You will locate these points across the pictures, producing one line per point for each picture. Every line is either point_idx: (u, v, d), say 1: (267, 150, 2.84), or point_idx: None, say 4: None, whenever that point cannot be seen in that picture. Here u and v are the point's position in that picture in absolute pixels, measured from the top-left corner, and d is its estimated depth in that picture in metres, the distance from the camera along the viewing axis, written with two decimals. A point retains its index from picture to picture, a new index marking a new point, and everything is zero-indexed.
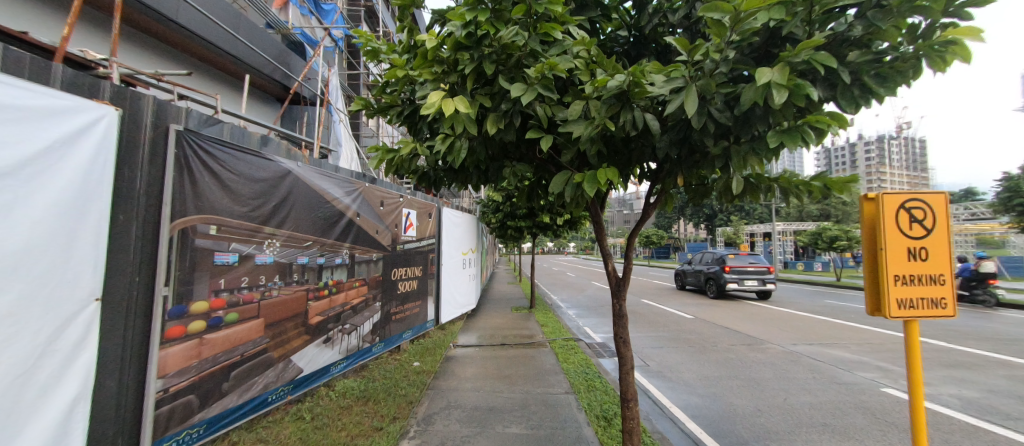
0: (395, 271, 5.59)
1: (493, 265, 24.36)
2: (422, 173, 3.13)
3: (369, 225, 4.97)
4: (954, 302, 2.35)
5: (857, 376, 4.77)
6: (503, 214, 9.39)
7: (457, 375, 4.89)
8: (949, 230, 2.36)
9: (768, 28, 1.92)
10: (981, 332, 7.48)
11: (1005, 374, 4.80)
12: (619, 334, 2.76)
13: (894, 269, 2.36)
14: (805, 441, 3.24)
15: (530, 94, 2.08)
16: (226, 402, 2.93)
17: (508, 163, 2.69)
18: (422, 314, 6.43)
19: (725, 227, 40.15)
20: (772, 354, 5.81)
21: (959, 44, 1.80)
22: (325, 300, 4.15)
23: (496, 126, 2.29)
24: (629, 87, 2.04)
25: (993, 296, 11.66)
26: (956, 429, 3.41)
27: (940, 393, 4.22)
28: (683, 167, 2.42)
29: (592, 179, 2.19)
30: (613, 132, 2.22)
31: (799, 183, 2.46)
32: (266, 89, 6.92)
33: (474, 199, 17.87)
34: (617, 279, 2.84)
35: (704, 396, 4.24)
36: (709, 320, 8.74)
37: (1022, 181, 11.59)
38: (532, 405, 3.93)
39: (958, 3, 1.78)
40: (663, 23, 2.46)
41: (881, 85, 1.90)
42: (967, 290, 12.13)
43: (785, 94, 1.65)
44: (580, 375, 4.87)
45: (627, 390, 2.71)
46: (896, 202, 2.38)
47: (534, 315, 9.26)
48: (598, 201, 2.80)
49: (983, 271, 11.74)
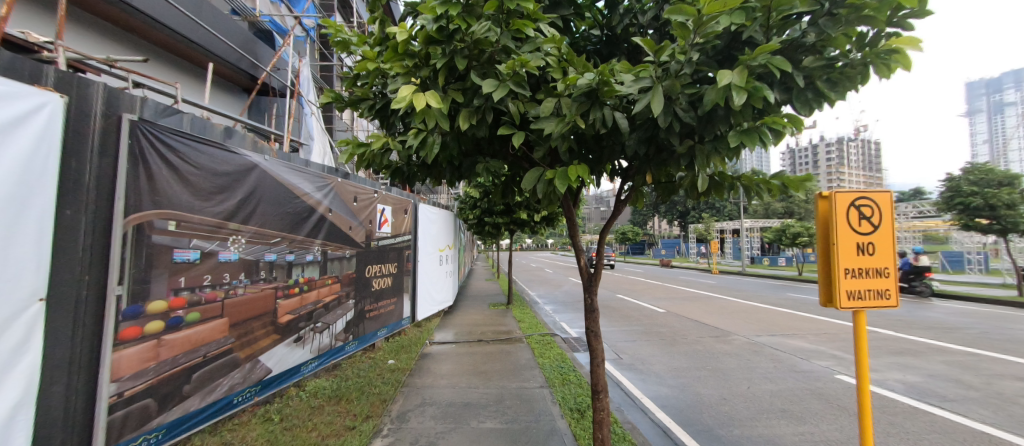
0: (369, 268, 5.49)
1: (471, 261, 24.36)
2: (395, 169, 3.08)
3: (342, 221, 4.86)
4: (897, 293, 2.54)
5: (814, 364, 5.05)
6: (480, 210, 9.36)
7: (433, 372, 4.87)
8: (893, 227, 2.55)
9: (730, 32, 2.00)
10: (923, 321, 8.07)
11: (943, 359, 5.21)
12: (590, 328, 2.82)
13: (845, 263, 2.51)
14: (764, 426, 3.42)
15: (501, 91, 2.08)
16: (187, 405, 2.82)
17: (481, 159, 2.69)
18: (397, 312, 6.35)
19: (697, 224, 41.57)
20: (738, 345, 6.07)
21: (901, 52, 1.94)
22: (295, 298, 4.04)
23: (468, 121, 2.28)
24: (598, 86, 2.08)
25: (929, 288, 12.61)
26: (899, 411, 3.69)
27: (887, 378, 4.53)
28: (651, 165, 2.49)
29: (563, 176, 2.23)
30: (583, 129, 2.26)
31: (760, 182, 2.59)
32: (231, 78, 6.60)
33: (452, 196, 17.82)
34: (589, 274, 2.89)
35: (673, 387, 4.39)
36: (680, 313, 9.05)
37: (962, 183, 12.55)
38: (507, 400, 3.96)
39: (902, 14, 1.92)
40: (633, 24, 2.51)
41: (832, 89, 2.03)
42: (906, 282, 13.04)
43: (744, 96, 1.73)
44: (555, 369, 4.94)
45: (598, 382, 2.78)
46: (847, 201, 2.53)
47: (511, 311, 9.31)
48: (571, 197, 2.84)
49: (920, 265, 12.68)
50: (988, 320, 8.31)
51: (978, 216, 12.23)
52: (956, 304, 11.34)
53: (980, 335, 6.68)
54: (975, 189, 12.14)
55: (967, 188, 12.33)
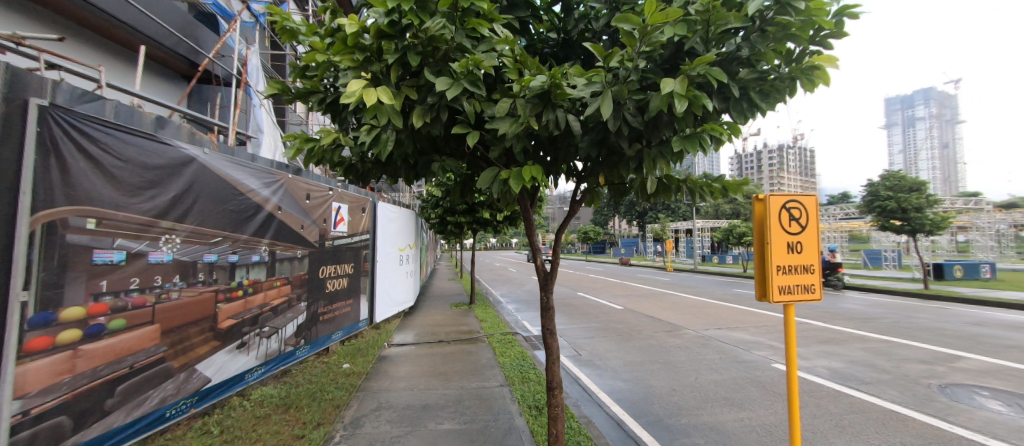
0: (323, 269, 5.26)
1: (433, 260, 23.98)
2: (348, 165, 2.97)
3: (293, 220, 4.61)
4: (821, 287, 2.80)
5: (754, 354, 5.45)
6: (442, 209, 9.22)
7: (390, 376, 4.74)
8: (818, 228, 2.80)
9: (674, 42, 2.11)
10: (846, 312, 8.96)
11: (862, 347, 5.80)
12: (546, 326, 2.86)
13: (777, 260, 2.72)
14: (708, 414, 3.65)
15: (454, 90, 2.06)
16: (109, 422, 2.55)
17: (437, 158, 2.66)
18: (354, 314, 6.13)
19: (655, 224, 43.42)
20: (687, 339, 6.42)
21: (822, 68, 2.15)
22: (238, 302, 3.78)
23: (423, 119, 2.23)
24: (550, 88, 2.12)
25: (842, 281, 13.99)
26: (824, 394, 4.07)
27: (816, 365, 4.97)
28: (604, 167, 2.57)
29: (517, 176, 2.25)
30: (537, 130, 2.29)
31: (704, 185, 2.76)
32: (166, 63, 6.05)
33: (414, 194, 17.46)
34: (544, 273, 2.93)
35: (627, 381, 4.56)
36: (636, 310, 9.41)
37: (880, 188, 14.04)
38: (466, 400, 3.94)
39: (822, 34, 2.12)
40: (588, 29, 2.59)
41: (764, 100, 2.21)
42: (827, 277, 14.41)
43: (684, 103, 1.84)
44: (515, 367, 4.97)
45: (553, 379, 2.83)
46: (780, 203, 2.74)
47: (473, 311, 9.28)
48: (528, 197, 2.87)
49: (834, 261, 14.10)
50: (898, 310, 9.36)
51: (893, 218, 13.71)
52: (873, 296, 12.67)
53: (891, 324, 7.50)
54: (891, 193, 13.59)
55: (884, 192, 13.80)
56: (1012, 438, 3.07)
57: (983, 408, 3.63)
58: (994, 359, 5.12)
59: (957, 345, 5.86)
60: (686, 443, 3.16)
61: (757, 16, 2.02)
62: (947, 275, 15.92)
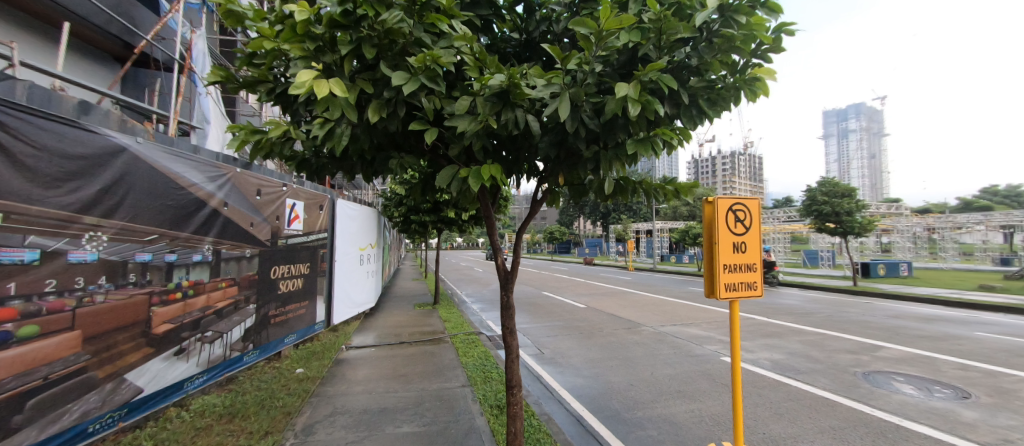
0: (276, 269, 4.98)
1: (396, 259, 23.36)
2: (300, 160, 2.83)
3: (241, 217, 4.33)
4: (762, 284, 3.00)
5: (705, 349, 5.77)
6: (406, 208, 9.01)
7: (348, 380, 4.56)
8: (759, 229, 3.01)
9: (628, 48, 2.19)
10: (786, 307, 9.70)
11: (799, 339, 6.30)
12: (505, 325, 2.87)
13: (724, 260, 2.89)
14: (662, 406, 3.81)
15: (412, 86, 2.02)
16: (19, 439, 2.22)
17: (395, 155, 2.60)
18: (310, 316, 5.85)
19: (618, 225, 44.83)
20: (645, 335, 6.66)
21: (762, 80, 2.31)
22: (177, 305, 3.49)
23: (379, 115, 2.17)
24: (509, 88, 2.13)
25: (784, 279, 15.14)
26: (766, 384, 4.37)
27: (759, 357, 5.33)
28: (563, 167, 2.62)
29: (476, 174, 2.23)
30: (496, 129, 2.29)
31: (658, 187, 2.88)
32: (96, 42, 5.50)
33: (377, 192, 16.95)
34: (505, 272, 2.93)
35: (588, 377, 4.67)
36: (598, 308, 9.68)
37: (817, 194, 15.30)
38: (427, 402, 3.87)
39: (762, 48, 2.28)
40: (549, 31, 2.62)
41: (711, 107, 2.35)
42: (771, 275, 15.51)
43: (636, 107, 1.91)
44: (478, 367, 4.95)
45: (512, 378, 2.83)
46: (727, 205, 2.91)
47: (437, 311, 9.15)
48: (488, 196, 2.86)
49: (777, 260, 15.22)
50: (831, 305, 10.26)
51: (828, 221, 14.98)
52: (810, 292, 13.80)
53: (824, 318, 8.20)
54: (826, 199, 14.85)
55: (821, 198, 15.05)
56: (921, 418, 3.44)
57: (899, 392, 4.04)
58: (908, 348, 5.73)
59: (878, 336, 6.50)
60: (641, 435, 3.28)
61: (704, 28, 2.12)
62: (872, 273, 17.63)
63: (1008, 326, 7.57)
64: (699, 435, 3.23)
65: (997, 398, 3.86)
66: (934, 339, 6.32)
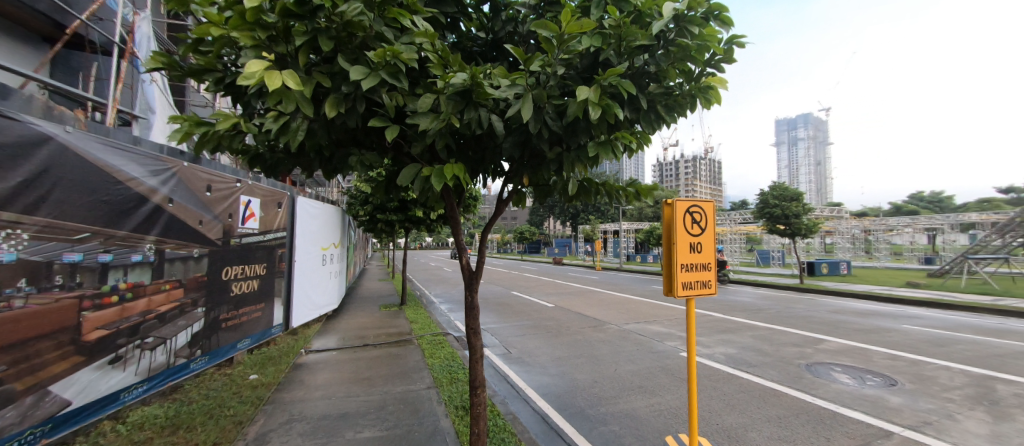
0: (228, 270, 4.70)
1: (362, 259, 22.67)
2: (252, 154, 2.68)
3: (188, 215, 4.04)
4: (715, 282, 3.17)
5: (666, 345, 6.00)
6: (372, 206, 8.77)
7: (307, 385, 4.37)
8: (714, 230, 3.16)
9: (590, 52, 2.23)
10: (740, 304, 10.28)
11: (751, 334, 6.70)
12: (469, 325, 2.85)
13: (681, 259, 3.01)
14: (624, 402, 3.92)
15: (371, 81, 1.96)
16: None
17: (355, 151, 2.53)
18: (266, 319, 5.56)
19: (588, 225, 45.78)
20: (610, 333, 6.84)
21: (715, 89, 2.43)
22: (112, 309, 3.19)
23: (336, 110, 2.09)
24: (472, 86, 2.11)
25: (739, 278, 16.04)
26: (721, 377, 4.61)
27: (715, 352, 5.62)
28: (527, 168, 2.64)
29: (438, 173, 2.20)
30: (460, 128, 2.28)
31: (621, 188, 2.96)
32: (19, 20, 4.97)
33: (341, 189, 16.39)
34: (470, 272, 2.91)
35: (554, 375, 4.74)
36: (566, 307, 9.84)
37: (769, 197, 16.31)
38: (390, 405, 3.79)
39: (715, 59, 2.39)
40: (515, 32, 2.63)
41: (668, 113, 2.44)
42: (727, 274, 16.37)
43: (596, 111, 1.96)
44: (444, 368, 4.90)
45: (476, 378, 2.83)
46: (684, 207, 3.04)
47: (404, 312, 8.97)
48: (453, 195, 2.83)
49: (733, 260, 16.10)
50: (780, 301, 10.98)
51: (778, 223, 16.01)
52: (762, 290, 14.70)
53: (774, 314, 8.76)
54: (777, 202, 15.86)
55: (773, 201, 16.05)
56: (855, 405, 3.75)
57: (836, 381, 4.39)
58: (845, 341, 6.22)
59: (820, 330, 7.02)
60: (603, 431, 3.36)
61: (661, 36, 2.20)
62: (817, 272, 19.03)
63: (928, 319, 8.42)
64: (657, 428, 3.35)
65: (918, 385, 4.27)
66: (867, 331, 6.91)
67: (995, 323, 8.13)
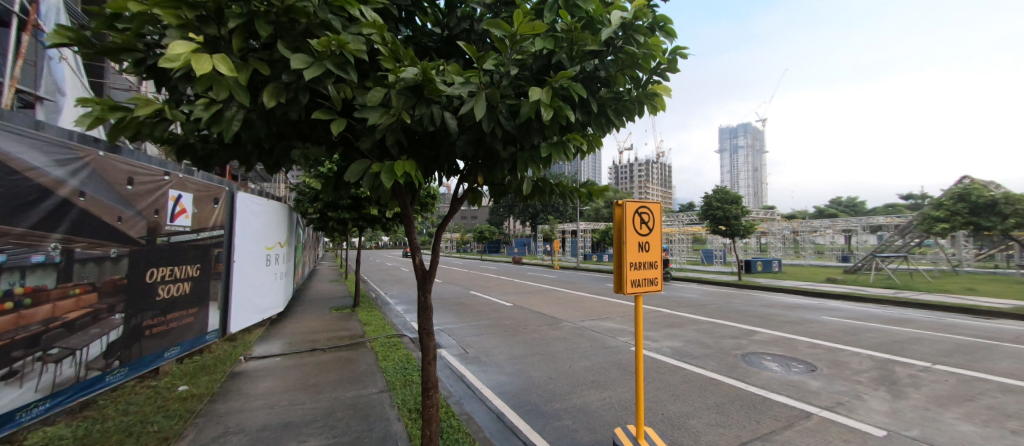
0: (154, 271, 4.25)
1: (312, 259, 21.49)
2: (181, 144, 2.45)
3: (104, 210, 3.61)
4: (661, 280, 3.35)
5: (617, 340, 6.25)
6: (322, 204, 8.33)
7: (245, 395, 4.06)
8: (660, 229, 3.33)
9: (543, 54, 2.27)
10: (686, 300, 10.96)
11: (694, 328, 7.16)
12: (422, 326, 2.79)
13: (630, 258, 3.15)
14: (577, 397, 4.04)
15: (314, 70, 1.85)
16: None
17: (299, 145, 2.40)
18: (199, 325, 5.11)
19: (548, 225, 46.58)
20: (566, 330, 7.01)
21: (660, 96, 2.57)
22: (7, 317, 2.72)
23: (276, 100, 1.96)
24: (423, 82, 2.07)
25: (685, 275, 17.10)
26: (667, 369, 4.88)
27: (663, 345, 5.94)
28: (481, 167, 2.63)
29: (388, 170, 2.14)
30: (411, 124, 2.22)
31: (574, 189, 3.04)
32: None
33: (288, 185, 15.40)
34: (423, 271, 2.86)
35: (510, 373, 4.78)
36: (523, 306, 9.95)
37: (712, 200, 17.51)
38: (339, 411, 3.62)
39: (660, 68, 2.53)
40: (470, 30, 2.61)
41: (617, 117, 2.55)
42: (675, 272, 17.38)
43: (546, 112, 2.00)
44: (398, 371, 4.76)
45: (428, 380, 2.77)
46: (633, 208, 3.18)
47: (357, 313, 8.63)
48: (406, 192, 2.76)
49: None
50: (721, 297, 11.84)
51: (720, 223, 17.26)
52: (706, 286, 15.76)
53: (715, 309, 9.43)
54: (719, 205, 17.07)
55: (715, 203, 17.27)
56: (781, 390, 4.12)
57: (766, 369, 4.80)
58: (775, 332, 6.84)
59: (754, 322, 7.66)
60: (557, 426, 3.44)
61: (609, 42, 2.29)
62: (753, 269, 20.73)
63: (842, 310, 9.48)
64: (608, 421, 3.47)
65: (833, 369, 4.78)
66: (793, 323, 7.64)
67: (896, 313, 9.31)
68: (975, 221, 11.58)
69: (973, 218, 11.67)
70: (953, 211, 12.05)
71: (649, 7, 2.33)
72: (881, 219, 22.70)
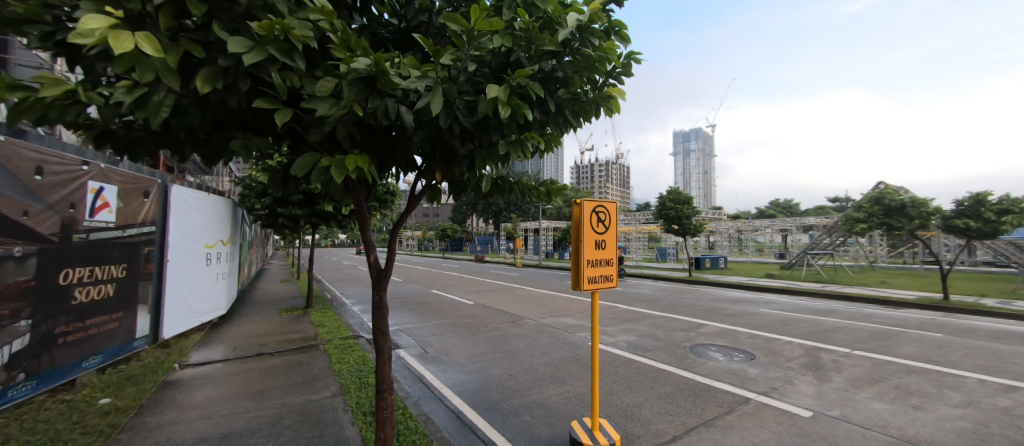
0: (69, 272, 3.78)
1: (259, 258, 20.13)
2: (99, 130, 2.19)
3: (5, 203, 3.16)
4: (616, 276, 3.47)
5: (576, 336, 6.41)
6: (271, 199, 7.83)
7: (179, 407, 3.72)
8: (615, 228, 3.46)
9: (501, 51, 2.27)
10: (641, 296, 11.45)
11: (648, 322, 7.50)
12: (377, 326, 2.70)
13: (587, 255, 3.23)
14: (536, 392, 4.10)
15: (255, 56, 1.72)
16: None
17: (239, 135, 2.23)
18: (125, 331, 4.62)
19: (512, 224, 46.80)
20: (527, 328, 7.08)
21: (614, 98, 2.67)
22: None
23: (212, 85, 1.80)
24: (376, 74, 2.00)
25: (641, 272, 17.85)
26: (622, 362, 5.08)
27: (619, 339, 6.18)
28: (439, 163, 2.59)
29: (339, 164, 2.04)
30: (364, 117, 2.14)
31: (533, 188, 3.07)
32: None
33: (232, 178, 14.31)
34: (379, 270, 2.77)
35: (470, 372, 4.75)
36: (485, 304, 9.94)
37: (666, 200, 18.44)
38: (287, 418, 3.43)
39: (615, 71, 2.61)
40: (429, 23, 2.55)
41: (575, 117, 2.61)
42: None
43: (503, 109, 2.00)
44: (353, 373, 4.59)
45: (383, 381, 2.69)
46: (591, 207, 3.27)
47: (310, 315, 8.21)
48: (359, 187, 2.66)
49: None
50: (673, 292, 12.50)
51: (673, 223, 18.21)
52: (660, 282, 16.56)
53: (667, 304, 9.94)
54: (672, 205, 18.01)
55: (669, 203, 18.19)
56: (724, 378, 4.43)
57: (712, 359, 5.13)
58: (720, 324, 7.33)
59: (702, 316, 8.15)
60: (516, 422, 3.47)
61: (567, 44, 2.33)
62: (702, 266, 22.05)
63: (778, 303, 10.33)
64: (566, 415, 3.56)
65: (770, 357, 5.21)
66: (736, 315, 8.22)
67: (823, 304, 10.30)
68: (887, 222, 12.53)
69: (886, 219, 12.64)
70: (870, 212, 13.03)
71: (605, 12, 2.40)
72: (812, 219, 24.96)
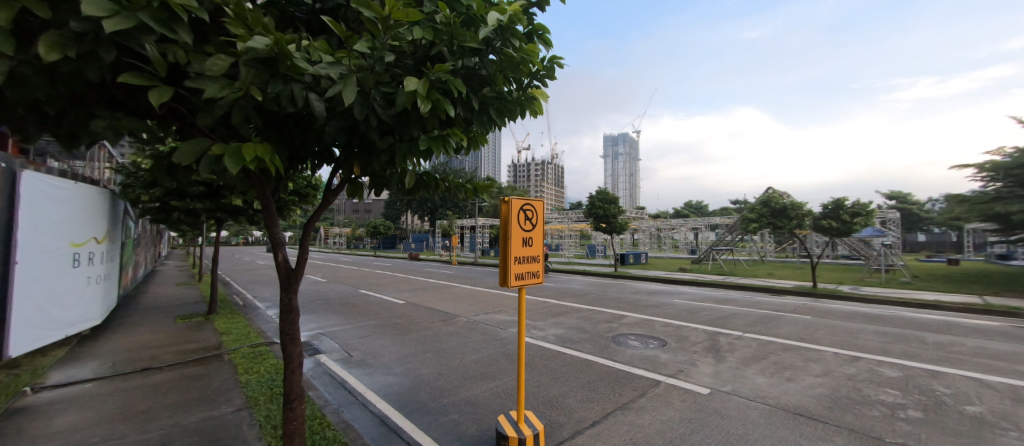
0: None
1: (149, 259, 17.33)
2: None
3: None
4: (542, 272, 3.59)
5: (508, 332, 6.53)
6: (164, 190, 6.81)
7: (28, 439, 3.07)
8: (541, 226, 3.57)
9: (422, 44, 2.21)
10: (570, 291, 12.01)
11: (576, 315, 7.89)
12: (284, 331, 2.48)
13: (515, 253, 3.29)
14: (465, 390, 4.09)
15: (121, 23, 1.46)
16: None
17: (104, 114, 1.89)
18: None
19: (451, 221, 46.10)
20: (460, 325, 7.04)
21: (537, 99, 2.75)
22: None
23: (62, 52, 1.50)
24: (279, 56, 1.82)
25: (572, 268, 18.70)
26: (550, 355, 5.29)
27: (549, 333, 6.42)
28: (356, 156, 2.45)
29: (234, 153, 1.82)
30: (265, 102, 1.94)
31: (459, 185, 3.04)
32: None
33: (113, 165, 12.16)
34: (288, 270, 2.55)
35: (397, 374, 4.60)
36: (418, 303, 9.70)
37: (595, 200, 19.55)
38: (178, 440, 3.03)
39: (538, 73, 2.70)
40: (346, 7, 2.41)
41: (499, 115, 2.64)
42: None
43: (421, 102, 1.94)
44: (263, 384, 4.19)
45: (291, 390, 2.49)
46: (518, 205, 3.33)
47: (215, 322, 7.31)
48: (264, 180, 2.42)
49: None
50: (600, 287, 13.31)
51: (601, 222, 19.36)
52: (589, 277, 17.51)
53: (594, 297, 10.56)
54: (601, 204, 19.13)
55: (598, 203, 19.30)
56: (640, 364, 4.83)
57: (631, 347, 5.56)
58: (640, 315, 7.96)
59: (624, 308, 8.79)
60: (443, 421, 3.43)
61: (489, 42, 2.34)
62: (628, 261, 23.74)
63: (689, 294, 11.54)
64: (493, 410, 3.61)
65: (679, 343, 5.78)
66: (653, 306, 9.00)
67: (724, 294, 11.70)
68: (774, 222, 14.66)
69: (772, 220, 14.78)
70: (760, 213, 15.12)
71: (527, 15, 2.47)
72: (720, 219, 28.22)
